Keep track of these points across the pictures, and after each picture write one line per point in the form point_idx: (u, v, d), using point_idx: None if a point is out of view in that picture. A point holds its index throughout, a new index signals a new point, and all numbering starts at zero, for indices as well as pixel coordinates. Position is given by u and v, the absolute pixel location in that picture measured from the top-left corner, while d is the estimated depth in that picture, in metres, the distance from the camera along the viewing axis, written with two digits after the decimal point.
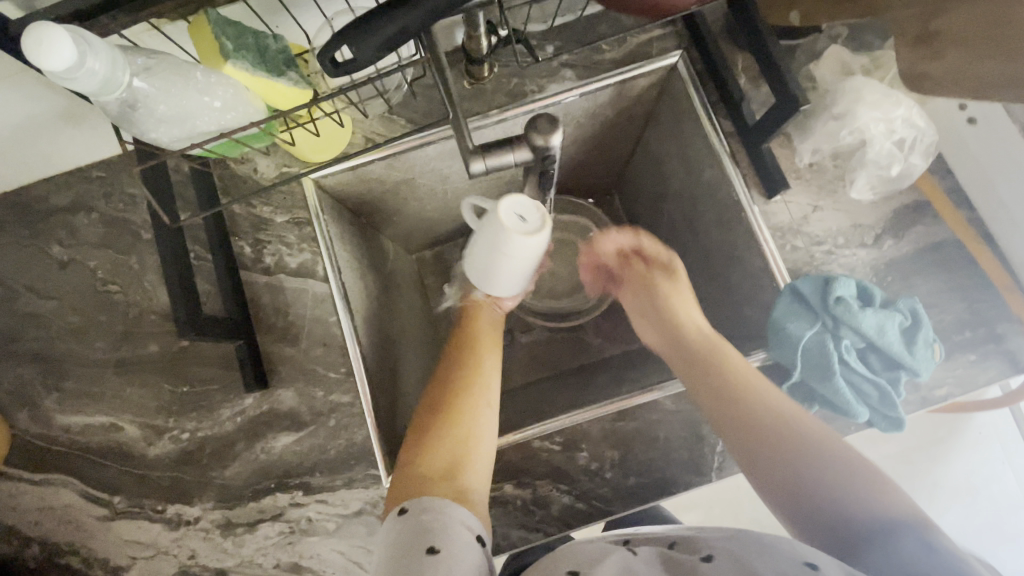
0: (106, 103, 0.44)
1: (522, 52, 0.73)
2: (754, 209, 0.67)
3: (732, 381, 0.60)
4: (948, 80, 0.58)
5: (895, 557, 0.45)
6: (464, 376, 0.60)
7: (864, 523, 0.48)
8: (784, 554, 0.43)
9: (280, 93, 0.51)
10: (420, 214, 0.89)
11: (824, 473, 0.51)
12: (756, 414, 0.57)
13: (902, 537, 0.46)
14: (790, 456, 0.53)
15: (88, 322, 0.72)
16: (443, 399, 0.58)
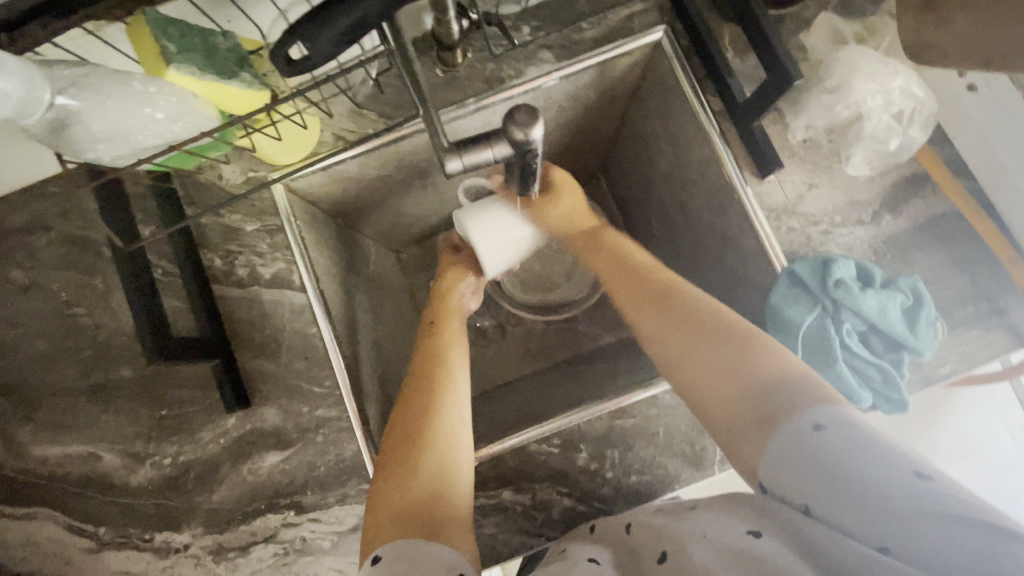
0: (33, 126, 0.41)
1: (496, 35, 0.68)
2: (747, 191, 0.64)
3: (668, 293, 0.57)
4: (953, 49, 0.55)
5: (791, 443, 0.42)
6: (434, 389, 0.57)
7: (765, 408, 0.45)
8: (726, 529, 0.42)
9: (233, 97, 0.47)
10: (400, 211, 0.85)
11: (731, 364, 0.48)
12: (669, 319, 0.54)
13: (794, 420, 0.42)
14: (699, 352, 0.51)
15: (54, 348, 0.67)
16: (416, 423, 0.54)
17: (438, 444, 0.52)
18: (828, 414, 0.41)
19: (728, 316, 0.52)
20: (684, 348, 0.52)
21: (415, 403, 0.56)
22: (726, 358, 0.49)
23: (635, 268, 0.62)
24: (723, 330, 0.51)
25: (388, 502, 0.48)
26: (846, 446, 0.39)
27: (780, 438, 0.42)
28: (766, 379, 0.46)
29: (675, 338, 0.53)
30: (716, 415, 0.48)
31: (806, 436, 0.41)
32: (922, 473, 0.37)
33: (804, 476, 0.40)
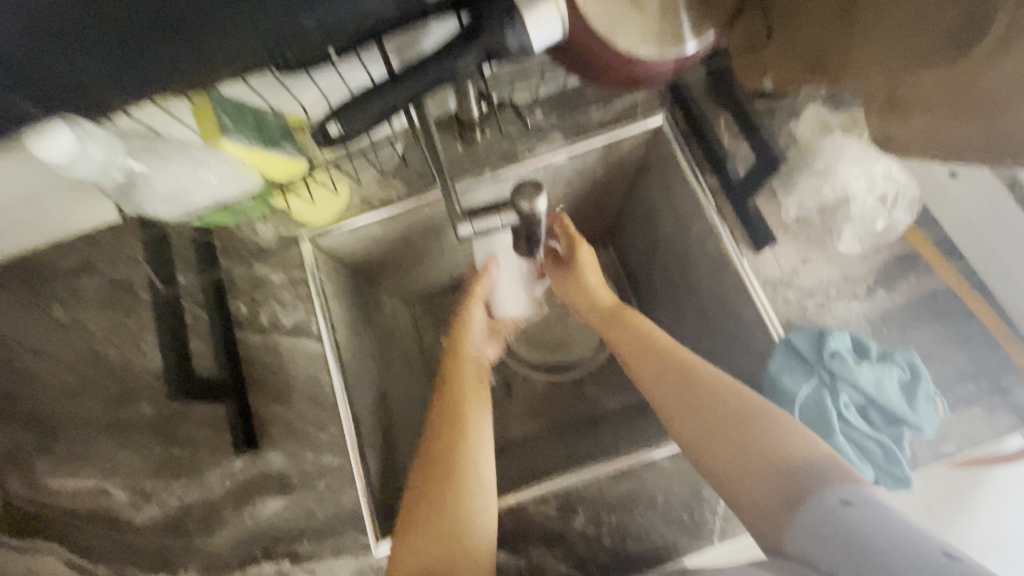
0: (106, 186, 0.48)
1: (510, 117, 0.75)
2: (743, 262, 0.68)
3: (678, 366, 0.62)
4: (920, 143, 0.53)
5: (821, 523, 0.44)
6: (455, 415, 0.64)
7: (790, 489, 0.48)
8: None
9: (278, 165, 0.54)
10: (417, 269, 0.90)
11: (753, 442, 0.52)
12: (686, 399, 0.58)
13: (825, 496, 0.46)
14: (719, 423, 0.55)
15: (84, 383, 0.72)
16: (439, 468, 0.59)
17: (467, 474, 0.58)
18: (856, 492, 0.45)
19: (737, 388, 0.57)
20: (696, 423, 0.57)
21: (439, 450, 0.61)
22: (751, 437, 0.53)
23: (641, 332, 0.68)
24: (736, 407, 0.55)
25: (408, 554, 0.53)
26: (872, 521, 0.42)
27: (809, 518, 0.45)
28: (780, 463, 0.50)
29: (693, 407, 0.58)
30: (740, 492, 0.52)
31: (836, 512, 0.44)
32: (950, 554, 0.39)
33: (830, 549, 0.43)
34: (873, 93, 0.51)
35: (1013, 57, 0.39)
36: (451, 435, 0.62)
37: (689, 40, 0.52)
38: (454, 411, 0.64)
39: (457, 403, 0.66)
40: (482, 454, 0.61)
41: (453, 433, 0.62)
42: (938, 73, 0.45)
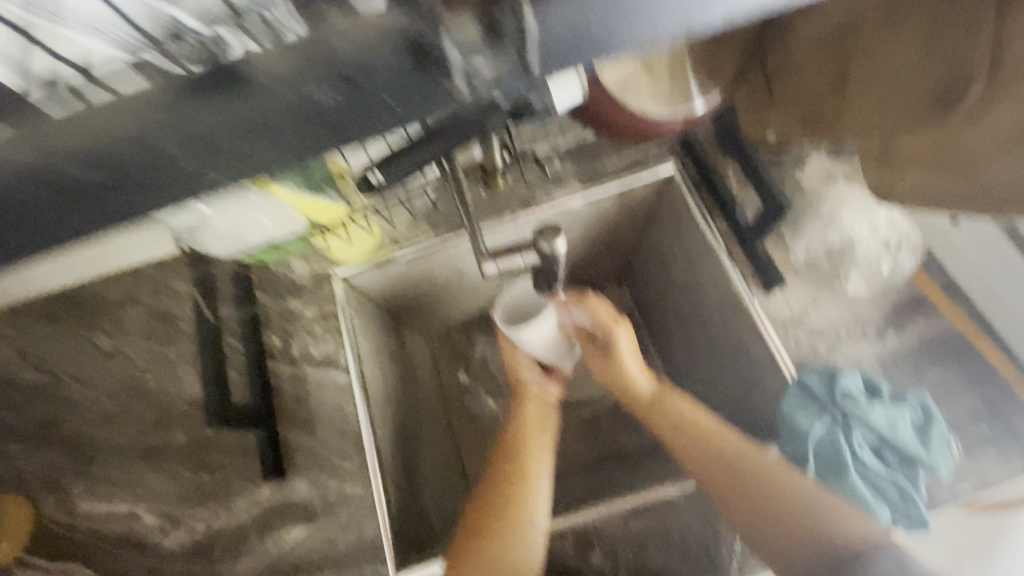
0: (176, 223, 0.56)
1: (530, 165, 0.81)
2: (754, 302, 0.71)
3: (705, 434, 0.65)
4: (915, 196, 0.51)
5: None
6: (518, 452, 0.68)
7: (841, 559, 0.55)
8: None
9: (321, 208, 0.59)
10: (439, 306, 0.94)
11: (797, 514, 0.58)
12: (722, 471, 0.62)
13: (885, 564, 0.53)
14: (758, 498, 0.59)
15: (122, 409, 0.75)
16: (500, 503, 0.63)
17: (525, 512, 0.62)
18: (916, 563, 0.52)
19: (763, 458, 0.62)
20: (737, 496, 0.60)
21: (501, 486, 0.64)
22: (793, 508, 0.58)
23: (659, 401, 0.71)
24: (772, 479, 0.60)
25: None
26: None
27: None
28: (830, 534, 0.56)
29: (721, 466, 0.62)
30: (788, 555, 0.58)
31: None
32: None
33: None
34: (867, 146, 0.54)
35: (1012, 97, 0.41)
36: (512, 473, 0.65)
37: (695, 101, 0.58)
38: (518, 449, 0.68)
39: (519, 441, 0.69)
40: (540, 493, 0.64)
41: (514, 471, 0.65)
42: (926, 129, 0.47)
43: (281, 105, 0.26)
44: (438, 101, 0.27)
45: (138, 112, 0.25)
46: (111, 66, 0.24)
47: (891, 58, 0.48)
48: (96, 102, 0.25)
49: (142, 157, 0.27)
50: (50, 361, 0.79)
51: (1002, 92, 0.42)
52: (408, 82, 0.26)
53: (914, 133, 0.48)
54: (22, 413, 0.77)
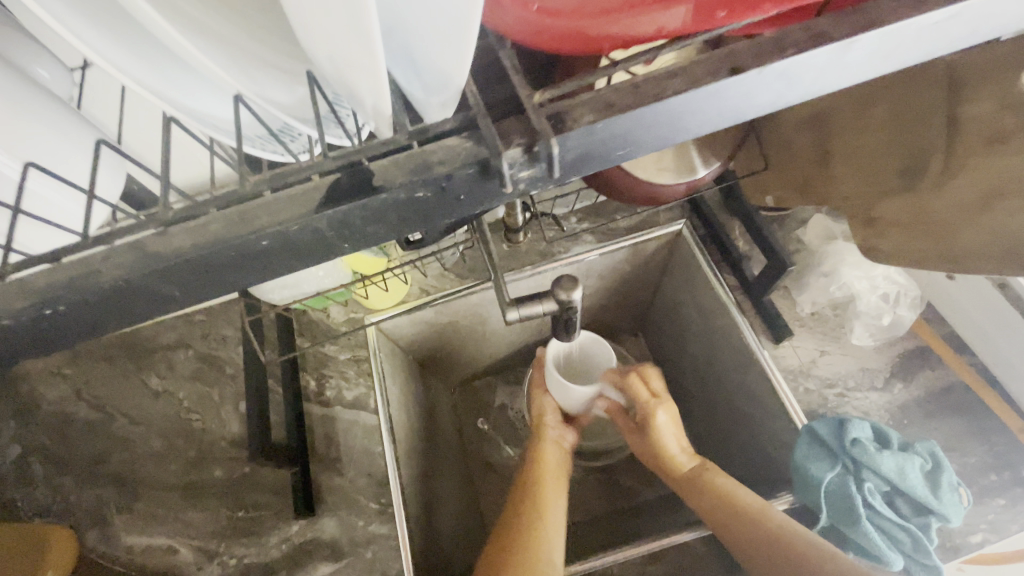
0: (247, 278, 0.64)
1: (550, 223, 0.88)
2: (764, 353, 0.74)
3: (723, 500, 0.64)
4: (900, 254, 0.54)
5: None
6: (535, 491, 0.70)
7: None
8: None
9: (364, 260, 0.67)
10: (462, 353, 0.99)
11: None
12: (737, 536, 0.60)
13: None
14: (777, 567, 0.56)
15: (167, 446, 0.81)
16: (516, 533, 0.64)
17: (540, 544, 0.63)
18: None
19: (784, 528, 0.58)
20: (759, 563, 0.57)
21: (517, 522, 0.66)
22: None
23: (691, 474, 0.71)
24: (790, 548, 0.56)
25: None
26: None
27: None
28: None
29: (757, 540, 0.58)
30: None
31: None
32: None
33: None
34: (853, 211, 0.59)
35: (968, 168, 0.48)
36: (530, 508, 0.67)
37: (699, 167, 0.64)
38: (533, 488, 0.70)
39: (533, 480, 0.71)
40: (552, 528, 0.65)
41: (529, 509, 0.68)
42: (902, 199, 0.53)
43: (403, 203, 0.28)
44: (491, 197, 0.29)
45: (291, 210, 0.27)
46: (258, 136, 0.39)
47: (859, 138, 0.56)
48: (254, 205, 0.28)
49: (280, 244, 0.28)
50: (103, 401, 0.85)
51: (961, 165, 0.48)
52: (482, 188, 0.28)
53: (892, 198, 0.54)
54: (73, 449, 0.82)
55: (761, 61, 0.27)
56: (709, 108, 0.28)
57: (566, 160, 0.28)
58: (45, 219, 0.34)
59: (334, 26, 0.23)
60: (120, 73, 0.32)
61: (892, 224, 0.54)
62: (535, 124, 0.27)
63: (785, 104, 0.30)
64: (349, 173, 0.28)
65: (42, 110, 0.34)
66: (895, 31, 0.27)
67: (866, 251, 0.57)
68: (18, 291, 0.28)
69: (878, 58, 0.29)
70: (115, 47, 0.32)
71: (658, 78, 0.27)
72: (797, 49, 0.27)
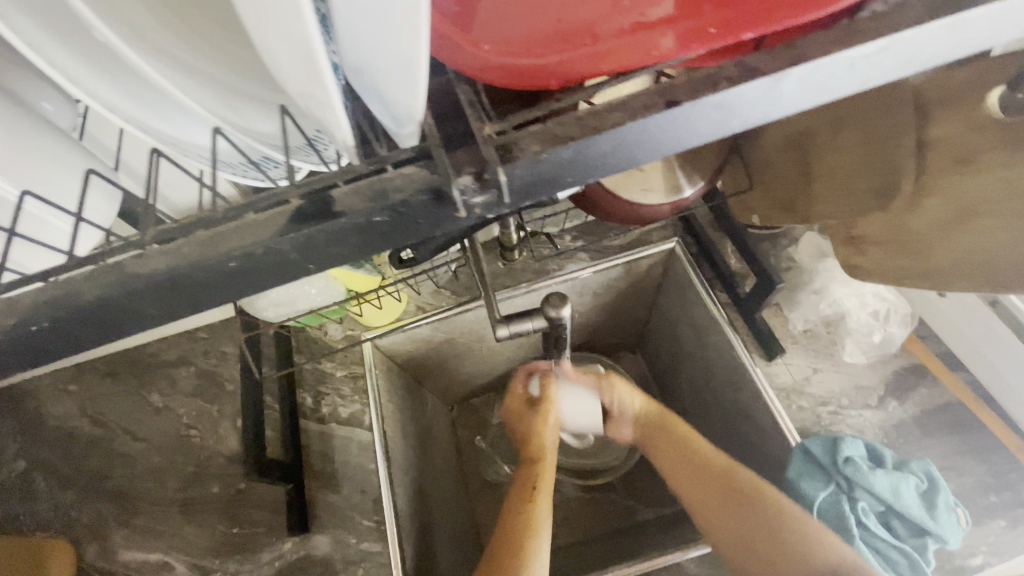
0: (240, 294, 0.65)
1: (544, 243, 0.90)
2: (756, 369, 0.74)
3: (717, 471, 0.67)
4: (879, 273, 0.57)
5: None
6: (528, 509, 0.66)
7: None
8: None
9: (357, 278, 0.69)
10: (459, 370, 1.00)
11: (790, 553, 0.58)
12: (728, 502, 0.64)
13: None
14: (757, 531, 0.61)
15: (166, 462, 0.82)
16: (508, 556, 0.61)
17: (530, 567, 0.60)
18: None
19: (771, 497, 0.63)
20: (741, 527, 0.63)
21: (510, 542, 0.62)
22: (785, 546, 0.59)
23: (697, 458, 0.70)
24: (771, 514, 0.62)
25: None
26: None
27: None
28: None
29: (727, 508, 0.64)
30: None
31: None
32: None
33: None
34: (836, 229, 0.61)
35: (935, 194, 0.51)
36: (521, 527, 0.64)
37: (685, 187, 0.66)
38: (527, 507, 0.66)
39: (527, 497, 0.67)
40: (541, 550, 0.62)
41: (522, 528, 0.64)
42: (879, 218, 0.56)
43: (362, 225, 0.29)
44: (447, 221, 0.30)
45: (256, 231, 0.28)
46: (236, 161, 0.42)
47: (842, 159, 0.56)
48: (222, 230, 0.29)
49: (241, 266, 0.29)
50: (106, 417, 0.87)
51: (931, 184, 0.51)
52: (435, 216, 0.29)
53: (877, 217, 0.56)
54: (74, 464, 0.84)
55: (696, 95, 0.28)
56: (649, 141, 0.29)
57: (518, 187, 0.29)
58: (40, 242, 0.37)
59: (290, 60, 0.25)
60: (114, 113, 0.35)
61: (871, 243, 0.57)
62: (484, 154, 0.28)
63: (725, 135, 0.30)
64: (310, 197, 0.29)
65: (45, 146, 0.36)
66: (821, 67, 0.28)
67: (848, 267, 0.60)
68: (9, 308, 0.29)
69: (812, 92, 0.29)
70: (112, 90, 0.36)
71: (601, 110, 0.28)
72: (729, 83, 0.28)
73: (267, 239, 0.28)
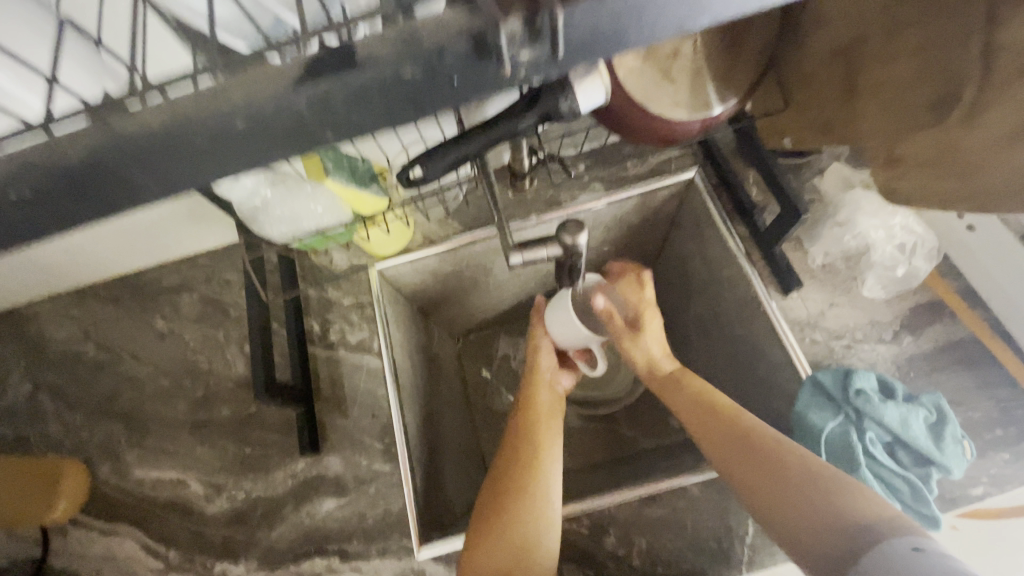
0: (242, 209, 0.63)
1: (557, 170, 0.85)
2: (772, 304, 0.73)
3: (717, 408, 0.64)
4: (918, 195, 0.56)
5: (883, 562, 0.44)
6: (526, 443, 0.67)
7: (844, 541, 0.48)
8: (891, 546, 0.45)
9: (365, 202, 0.65)
10: (466, 303, 0.99)
11: (810, 499, 0.52)
12: (740, 443, 0.60)
13: (894, 543, 0.45)
14: (773, 470, 0.56)
15: (174, 385, 0.82)
16: (506, 488, 0.63)
17: (530, 496, 0.61)
18: (928, 543, 0.44)
19: (793, 445, 0.57)
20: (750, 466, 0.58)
21: (510, 477, 0.64)
22: (810, 491, 0.53)
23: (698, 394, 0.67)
24: (790, 461, 0.56)
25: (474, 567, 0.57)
26: (938, 565, 0.41)
27: (875, 557, 0.45)
28: (841, 520, 0.49)
29: (758, 466, 0.57)
30: (798, 533, 0.52)
31: (905, 555, 0.43)
32: (918, 548, 0.44)
33: None
34: (877, 150, 0.59)
35: (990, 115, 0.47)
36: (517, 459, 0.65)
37: (714, 104, 0.62)
38: (524, 440, 0.68)
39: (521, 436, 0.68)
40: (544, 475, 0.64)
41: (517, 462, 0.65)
42: (926, 136, 0.52)
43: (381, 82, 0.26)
44: (488, 86, 0.28)
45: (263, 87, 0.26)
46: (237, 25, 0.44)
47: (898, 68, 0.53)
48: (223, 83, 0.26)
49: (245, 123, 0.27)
50: (111, 340, 0.86)
51: (993, 97, 0.46)
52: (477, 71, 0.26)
53: (922, 137, 0.53)
54: (84, 386, 0.84)
55: None
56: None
57: (572, 40, 0.26)
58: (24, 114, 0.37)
59: None
60: None
61: (914, 163, 0.55)
62: None
63: None
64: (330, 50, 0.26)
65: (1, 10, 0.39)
66: None
67: (890, 189, 0.60)
68: None
69: None
70: None
71: None
72: None
73: (270, 89, 0.26)
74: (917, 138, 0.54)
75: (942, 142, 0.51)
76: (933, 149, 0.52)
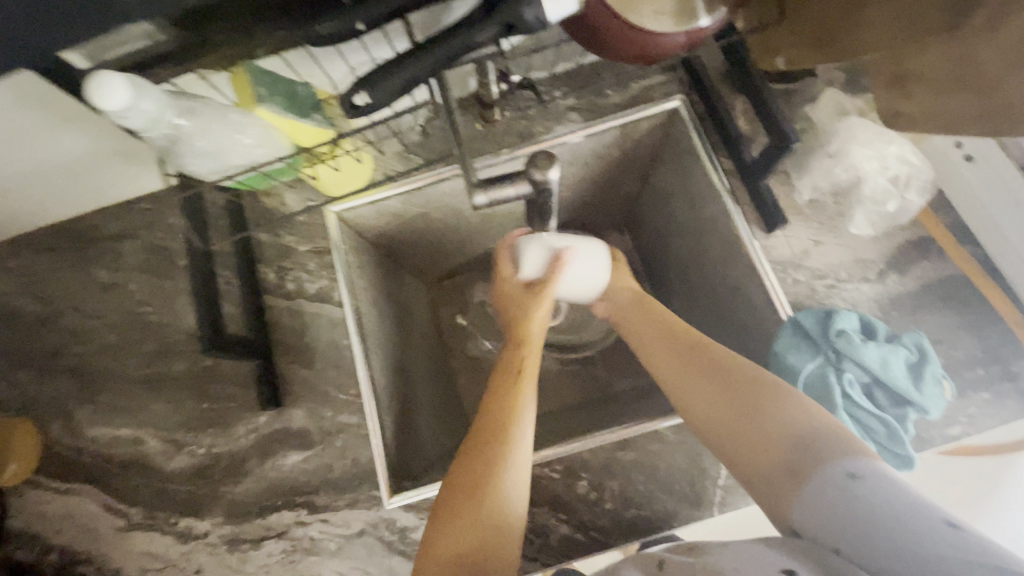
0: (154, 139, 0.54)
1: (529, 98, 0.78)
2: (755, 243, 0.68)
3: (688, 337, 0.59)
4: (921, 117, 0.54)
5: (823, 492, 0.42)
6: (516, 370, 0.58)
7: (794, 460, 0.45)
8: (827, 476, 0.43)
9: (304, 131, 0.61)
10: (435, 248, 0.93)
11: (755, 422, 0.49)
12: (691, 366, 0.55)
13: (830, 470, 0.43)
14: (717, 393, 0.52)
15: (122, 339, 0.77)
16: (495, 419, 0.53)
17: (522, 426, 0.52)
18: (863, 463, 0.42)
19: (746, 364, 0.53)
20: (695, 389, 0.54)
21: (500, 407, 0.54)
22: (758, 413, 0.49)
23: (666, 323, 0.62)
24: (735, 376, 0.52)
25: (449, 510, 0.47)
26: (882, 492, 0.40)
27: (815, 492, 0.43)
28: (791, 441, 0.46)
29: (702, 391, 0.53)
30: (751, 463, 0.48)
31: (843, 485, 0.42)
32: (857, 474, 0.42)
33: (841, 523, 0.41)
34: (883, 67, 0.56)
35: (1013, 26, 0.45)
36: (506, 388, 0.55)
37: (703, 14, 0.54)
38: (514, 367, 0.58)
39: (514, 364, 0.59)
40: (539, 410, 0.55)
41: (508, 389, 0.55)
42: (936, 51, 0.50)
43: None
44: None
45: None
46: None
47: None
48: None
49: None
50: (50, 293, 0.80)
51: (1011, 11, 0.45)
52: None
53: (931, 51, 0.51)
54: (25, 342, 0.78)
55: None
56: None
57: None
58: None
59: None
60: None
61: (922, 80, 0.53)
62: None
63: None
64: None
65: None
66: None
67: (889, 113, 0.57)
68: None
69: None
70: None
71: None
72: None
73: None
74: (929, 52, 0.51)
75: (957, 56, 0.49)
76: (945, 65, 0.50)
